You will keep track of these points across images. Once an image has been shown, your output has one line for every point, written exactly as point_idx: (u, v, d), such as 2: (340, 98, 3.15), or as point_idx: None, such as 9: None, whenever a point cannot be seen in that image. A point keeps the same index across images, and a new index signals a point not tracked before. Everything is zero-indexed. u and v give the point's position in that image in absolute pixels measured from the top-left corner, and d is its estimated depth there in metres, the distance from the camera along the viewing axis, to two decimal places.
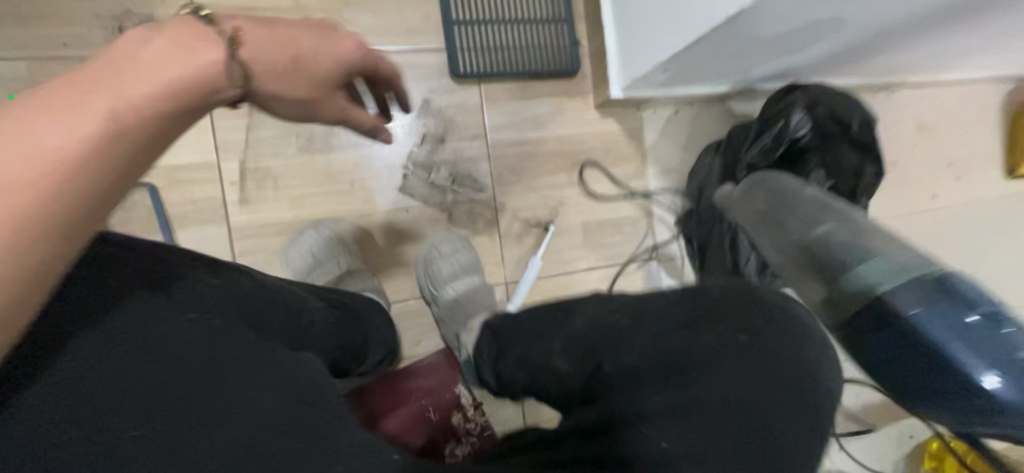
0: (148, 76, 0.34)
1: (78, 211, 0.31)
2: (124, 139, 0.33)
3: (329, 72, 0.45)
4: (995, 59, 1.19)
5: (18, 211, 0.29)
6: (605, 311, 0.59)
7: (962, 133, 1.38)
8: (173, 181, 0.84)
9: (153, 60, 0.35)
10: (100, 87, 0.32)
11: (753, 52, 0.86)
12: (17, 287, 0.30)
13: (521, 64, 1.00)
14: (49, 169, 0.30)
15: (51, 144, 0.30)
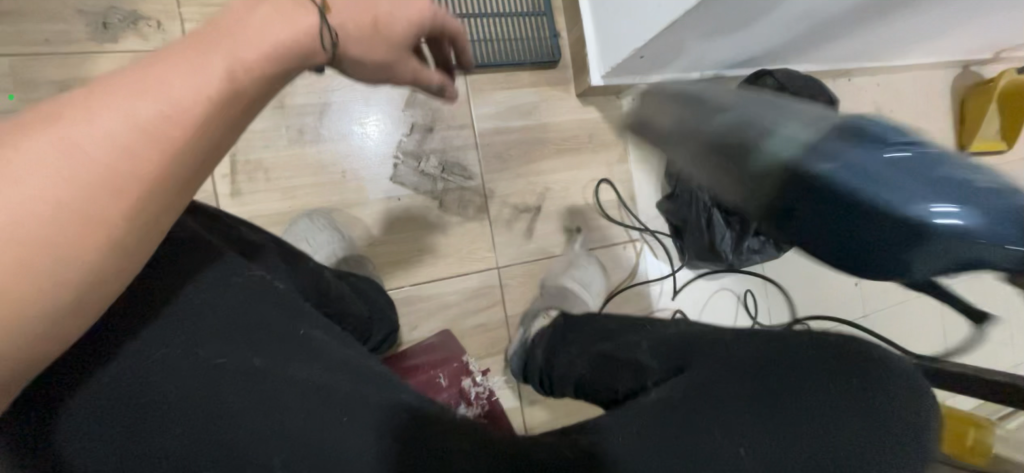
0: (252, 35, 0.34)
1: (186, 164, 0.32)
2: (232, 96, 0.33)
3: (402, 37, 0.45)
4: (940, 45, 1.29)
5: (140, 159, 0.29)
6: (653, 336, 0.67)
7: (916, 116, 1.48)
8: None
9: (256, 23, 0.35)
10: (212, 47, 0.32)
11: (723, 38, 0.91)
12: (129, 227, 0.30)
13: (504, 55, 1.03)
14: (166, 119, 0.30)
15: (176, 95, 0.30)
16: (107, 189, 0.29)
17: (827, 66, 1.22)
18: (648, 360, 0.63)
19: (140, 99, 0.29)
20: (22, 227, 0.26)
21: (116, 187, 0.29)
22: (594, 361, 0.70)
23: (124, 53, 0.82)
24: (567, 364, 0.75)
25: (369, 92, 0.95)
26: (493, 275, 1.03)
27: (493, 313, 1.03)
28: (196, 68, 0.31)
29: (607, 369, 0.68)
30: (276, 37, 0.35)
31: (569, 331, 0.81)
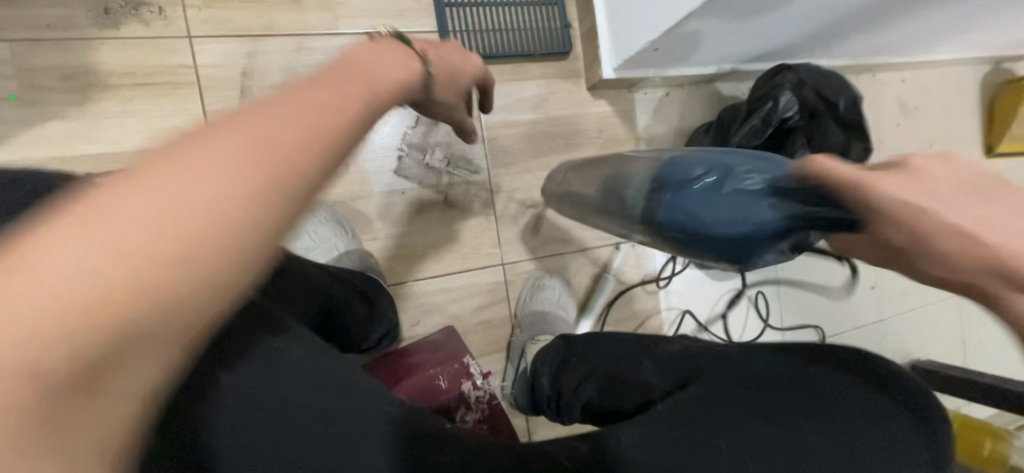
0: (380, 67, 0.38)
1: (325, 155, 0.30)
2: (368, 109, 0.34)
3: (467, 79, 0.57)
4: (972, 40, 1.23)
5: (289, 146, 0.28)
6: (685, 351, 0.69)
7: (943, 114, 1.42)
8: None
9: (384, 57, 0.39)
10: (354, 72, 0.35)
11: (743, 30, 0.87)
12: (265, 221, 0.27)
13: (514, 45, 1.00)
14: (324, 118, 0.30)
15: (330, 102, 0.31)
16: (251, 182, 0.26)
17: (850, 61, 1.17)
18: (655, 379, 0.66)
19: (302, 104, 0.30)
20: (162, 214, 0.25)
21: (259, 180, 0.27)
22: (602, 383, 0.71)
23: (126, 38, 0.80)
24: (573, 389, 0.75)
25: None
26: (497, 272, 1.01)
27: (497, 310, 1.01)
28: (340, 92, 0.33)
29: (623, 385, 0.68)
30: (396, 73, 0.39)
31: (577, 353, 0.80)
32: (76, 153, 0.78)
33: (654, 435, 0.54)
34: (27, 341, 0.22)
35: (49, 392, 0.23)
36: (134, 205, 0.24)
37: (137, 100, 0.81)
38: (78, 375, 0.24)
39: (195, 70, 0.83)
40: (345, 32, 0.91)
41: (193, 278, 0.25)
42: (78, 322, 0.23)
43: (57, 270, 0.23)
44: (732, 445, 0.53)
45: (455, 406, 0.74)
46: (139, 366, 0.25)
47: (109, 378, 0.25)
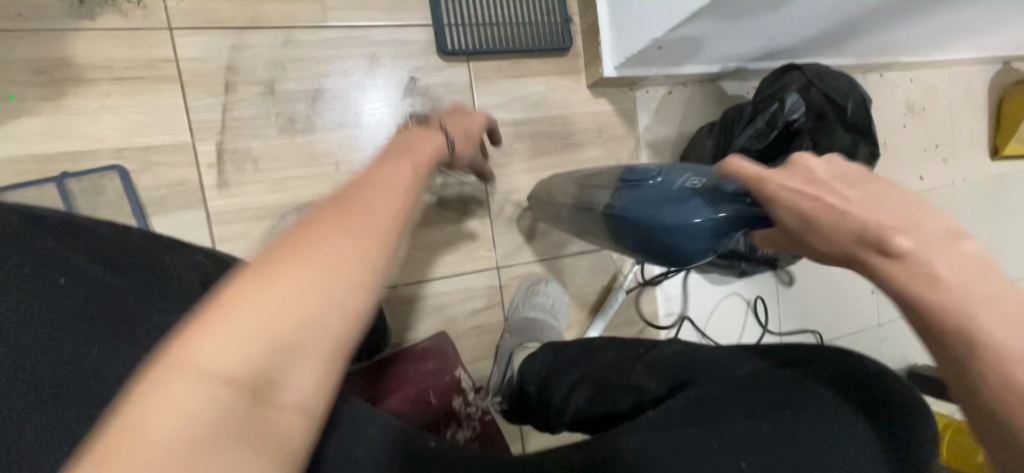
0: (430, 137, 0.50)
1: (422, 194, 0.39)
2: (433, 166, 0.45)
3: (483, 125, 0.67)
4: (984, 41, 1.19)
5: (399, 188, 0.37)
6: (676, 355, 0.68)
7: (950, 116, 1.39)
8: (145, 164, 0.79)
9: (426, 131, 0.52)
10: (415, 143, 0.47)
11: (750, 28, 0.83)
12: (397, 238, 0.34)
13: (513, 40, 0.96)
14: (413, 171, 0.40)
15: (411, 160, 0.42)
16: (387, 213, 0.34)
17: (858, 61, 1.14)
18: (646, 382, 0.66)
19: (395, 162, 0.40)
20: (332, 237, 0.31)
21: (390, 214, 0.34)
22: (594, 389, 0.71)
23: (102, 30, 0.76)
24: (564, 396, 0.73)
25: (366, 78, 0.89)
26: (492, 275, 0.99)
27: (491, 314, 1.00)
28: (414, 153, 0.44)
29: (611, 388, 0.69)
30: (441, 140, 0.52)
31: (567, 360, 0.78)
32: (51, 151, 0.75)
33: (649, 441, 0.51)
34: (228, 373, 0.26)
35: (237, 419, 0.25)
36: (312, 236, 0.31)
37: (115, 96, 0.77)
38: (262, 390, 0.27)
39: (177, 64, 0.79)
40: (334, 26, 0.87)
41: (358, 302, 0.30)
42: (274, 333, 0.27)
43: (245, 309, 0.27)
44: (728, 450, 0.49)
45: (444, 422, 0.72)
46: (313, 375, 0.28)
47: (282, 399, 0.27)
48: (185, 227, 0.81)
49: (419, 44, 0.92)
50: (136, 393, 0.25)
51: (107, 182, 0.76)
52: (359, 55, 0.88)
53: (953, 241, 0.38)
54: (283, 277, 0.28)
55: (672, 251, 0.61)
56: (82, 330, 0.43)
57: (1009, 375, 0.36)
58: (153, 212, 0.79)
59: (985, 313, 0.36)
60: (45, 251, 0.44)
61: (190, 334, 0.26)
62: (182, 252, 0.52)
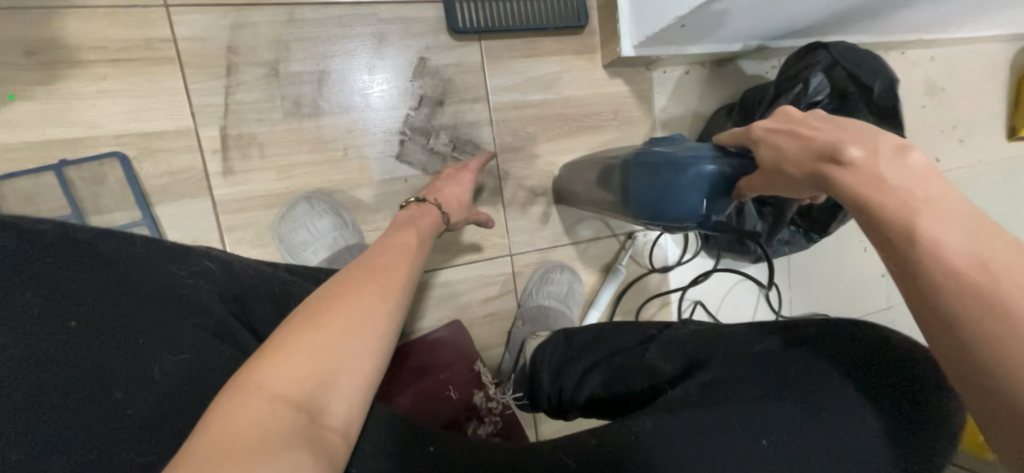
0: (419, 221, 0.68)
1: (410, 272, 0.56)
2: (420, 248, 0.62)
3: (466, 185, 0.81)
4: (1013, 16, 1.14)
5: (396, 270, 0.54)
6: (695, 337, 0.63)
7: (970, 95, 1.35)
8: (147, 150, 0.76)
9: (416, 215, 0.70)
10: (405, 228, 0.65)
11: (777, 5, 0.79)
12: (394, 304, 0.50)
13: (526, 17, 0.90)
14: (403, 256, 0.58)
15: (400, 245, 0.60)
16: (384, 288, 0.50)
17: (883, 38, 1.09)
18: (661, 363, 0.62)
19: (390, 251, 0.58)
20: (351, 305, 0.47)
21: (388, 288, 0.51)
22: (607, 374, 0.68)
23: (94, 8, 0.72)
24: (576, 382, 0.71)
25: (374, 59, 0.85)
26: (505, 263, 0.98)
27: (505, 301, 0.99)
28: (405, 240, 0.61)
29: (625, 370, 0.66)
30: (433, 220, 0.70)
31: (578, 342, 0.77)
32: (47, 138, 0.71)
33: (665, 422, 0.46)
34: (289, 394, 0.40)
35: (291, 429, 0.39)
36: (338, 305, 0.47)
37: (111, 79, 0.73)
38: (308, 411, 0.40)
39: (174, 44, 0.75)
40: (338, 2, 0.82)
41: (367, 351, 0.45)
42: (316, 369, 0.42)
43: (299, 353, 0.42)
44: (750, 428, 0.45)
45: (466, 418, 0.69)
46: (342, 400, 0.42)
47: (323, 416, 0.41)
48: (191, 216, 0.78)
49: (428, 22, 0.87)
50: (226, 407, 0.39)
51: (109, 170, 0.73)
52: (365, 34, 0.84)
53: (902, 153, 0.39)
54: (323, 333, 0.44)
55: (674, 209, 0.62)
56: (94, 372, 0.38)
57: (950, 264, 0.35)
58: (157, 201, 0.76)
59: (929, 209, 0.36)
60: (45, 282, 0.40)
61: (261, 372, 0.41)
62: (186, 260, 0.50)
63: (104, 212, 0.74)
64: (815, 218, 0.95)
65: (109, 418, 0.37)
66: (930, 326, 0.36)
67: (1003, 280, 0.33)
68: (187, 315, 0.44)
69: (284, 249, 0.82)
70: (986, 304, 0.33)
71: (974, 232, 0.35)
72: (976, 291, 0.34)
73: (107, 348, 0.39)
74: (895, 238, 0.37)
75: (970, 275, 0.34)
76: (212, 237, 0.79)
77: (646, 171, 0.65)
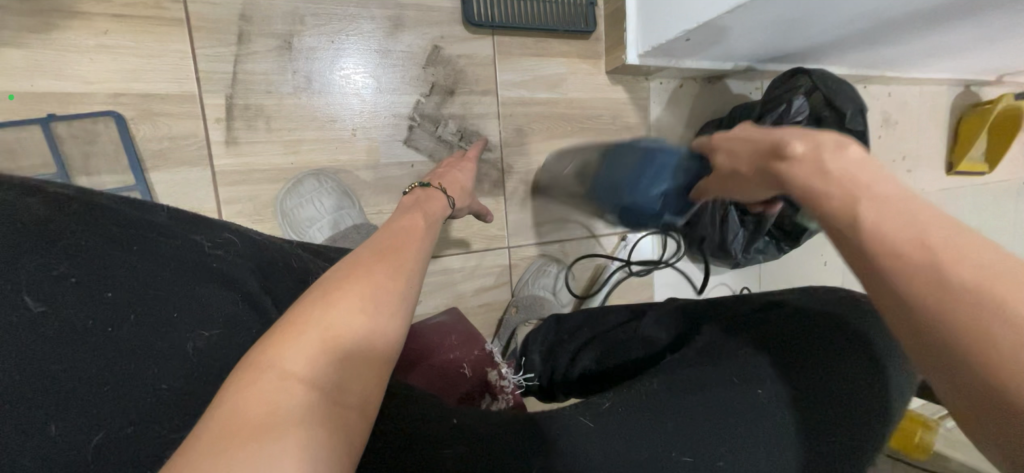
0: (430, 206, 0.65)
1: (424, 247, 0.50)
2: (431, 227, 0.57)
3: (467, 175, 0.80)
4: (959, 64, 1.28)
5: (413, 244, 0.49)
6: (693, 308, 0.66)
7: (918, 130, 1.50)
8: (145, 113, 0.73)
9: (425, 199, 0.66)
10: (413, 210, 0.60)
11: (774, 29, 0.85)
12: (414, 278, 0.44)
13: (539, 17, 0.93)
14: (416, 232, 0.52)
15: (410, 224, 0.55)
16: (403, 261, 0.45)
17: (853, 71, 1.20)
18: (657, 332, 0.66)
19: (401, 228, 0.52)
20: (371, 277, 0.41)
21: (406, 260, 0.45)
22: (601, 348, 0.69)
23: None
24: (569, 360, 0.72)
25: (388, 42, 0.85)
26: (503, 254, 1.00)
27: (500, 292, 1.00)
28: (416, 220, 0.57)
29: (621, 342, 0.68)
30: (443, 209, 0.67)
31: (571, 330, 0.78)
32: (37, 90, 0.68)
33: (675, 379, 0.47)
34: (303, 372, 0.34)
35: (308, 410, 0.32)
36: (355, 277, 0.41)
37: (113, 35, 0.70)
38: (326, 391, 0.34)
39: (185, 6, 0.73)
40: None
41: (390, 326, 0.39)
42: (334, 345, 0.36)
43: (313, 327, 0.36)
44: (747, 379, 0.47)
45: (480, 394, 0.70)
46: (361, 381, 0.36)
47: (339, 397, 0.34)
48: (189, 185, 0.76)
49: (444, 12, 0.89)
50: (233, 392, 0.32)
51: (102, 129, 0.71)
52: (381, 17, 0.84)
53: (842, 146, 0.37)
54: (339, 305, 0.37)
55: (645, 190, 0.77)
56: (127, 348, 0.37)
57: (890, 244, 0.30)
58: (152, 166, 0.74)
59: (866, 197, 0.33)
60: (78, 251, 0.38)
61: (272, 349, 0.34)
62: (208, 232, 0.48)
63: (95, 173, 0.71)
64: (789, 230, 1.03)
65: (145, 393, 0.36)
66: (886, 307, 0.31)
67: (945, 255, 0.28)
68: (218, 289, 0.42)
69: (285, 224, 0.81)
70: (926, 274, 0.28)
71: (912, 212, 0.31)
72: (917, 268, 0.29)
73: (140, 320, 0.38)
74: (839, 232, 0.33)
75: (906, 252, 0.29)
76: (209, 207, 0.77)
77: (628, 153, 0.79)
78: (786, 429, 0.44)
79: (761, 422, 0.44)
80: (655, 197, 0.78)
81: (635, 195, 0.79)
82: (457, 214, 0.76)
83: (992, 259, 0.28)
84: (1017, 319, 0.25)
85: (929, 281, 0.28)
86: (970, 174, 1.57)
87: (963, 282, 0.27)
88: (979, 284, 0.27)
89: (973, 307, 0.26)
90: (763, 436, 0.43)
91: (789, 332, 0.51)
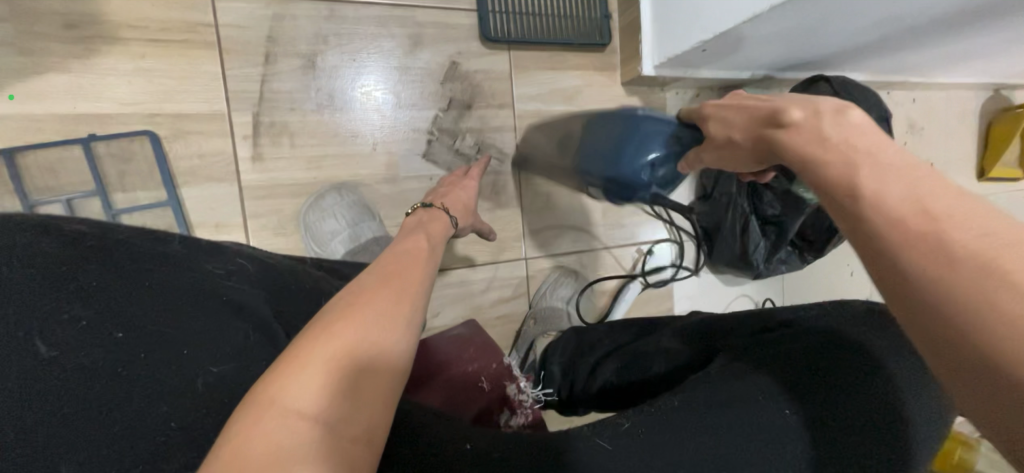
0: (438, 222, 0.65)
1: (429, 266, 0.49)
2: (437, 245, 0.57)
3: (471, 191, 0.78)
4: (987, 68, 1.25)
5: (419, 264, 0.48)
6: (708, 321, 0.66)
7: (946, 136, 1.45)
8: (177, 132, 0.76)
9: (432, 214, 0.67)
10: (417, 229, 0.60)
11: (790, 38, 0.85)
12: (420, 299, 0.43)
13: (554, 31, 0.95)
14: (422, 251, 0.51)
15: (416, 242, 0.54)
16: (407, 283, 0.44)
17: (875, 77, 1.18)
18: (674, 345, 0.65)
19: (405, 246, 0.52)
20: (375, 302, 0.40)
21: (410, 281, 0.44)
22: (620, 361, 0.68)
23: None
24: (589, 372, 0.71)
25: (407, 60, 0.87)
26: (520, 266, 0.99)
27: (518, 304, 1.00)
28: (421, 237, 0.56)
29: (640, 356, 0.67)
30: (450, 221, 0.67)
31: (587, 346, 0.76)
32: (78, 111, 0.72)
33: (696, 398, 0.45)
34: (307, 408, 0.33)
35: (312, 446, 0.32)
36: (359, 303, 0.39)
37: (150, 59, 0.74)
38: (330, 424, 0.33)
39: (216, 30, 0.77)
40: (376, 2, 0.85)
41: (395, 353, 0.38)
42: (339, 376, 0.35)
43: (315, 361, 0.35)
44: (771, 397, 0.45)
45: (499, 409, 0.69)
46: (366, 413, 0.35)
47: (345, 431, 0.34)
48: (216, 200, 0.79)
49: (462, 29, 0.91)
50: (238, 430, 0.32)
51: (138, 148, 0.74)
52: (401, 35, 0.87)
53: (842, 111, 0.37)
54: (341, 334, 0.36)
55: (627, 160, 0.66)
56: (140, 386, 0.38)
57: (887, 212, 0.29)
58: (183, 183, 0.77)
59: (869, 165, 0.32)
60: (88, 293, 0.39)
61: (276, 381, 0.34)
62: (220, 259, 0.49)
63: (130, 189, 0.74)
64: (813, 240, 1.01)
65: (153, 432, 0.37)
66: (893, 289, 0.29)
67: (947, 222, 0.27)
68: (230, 321, 0.43)
69: (308, 237, 0.83)
70: (936, 253, 0.27)
71: (916, 179, 0.30)
72: (916, 238, 0.28)
73: (148, 359, 0.39)
74: (841, 205, 0.32)
75: (911, 223, 0.28)
76: (236, 221, 0.79)
77: (614, 123, 0.70)
78: (804, 449, 0.43)
79: (780, 440, 0.43)
80: (641, 170, 0.66)
81: (615, 166, 0.68)
82: (459, 232, 0.74)
83: (998, 228, 0.27)
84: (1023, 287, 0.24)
85: (940, 255, 0.27)
86: (1002, 180, 1.51)
87: (966, 252, 0.26)
88: (990, 257, 0.25)
89: (984, 280, 0.25)
90: (778, 457, 0.42)
91: (809, 345, 0.49)
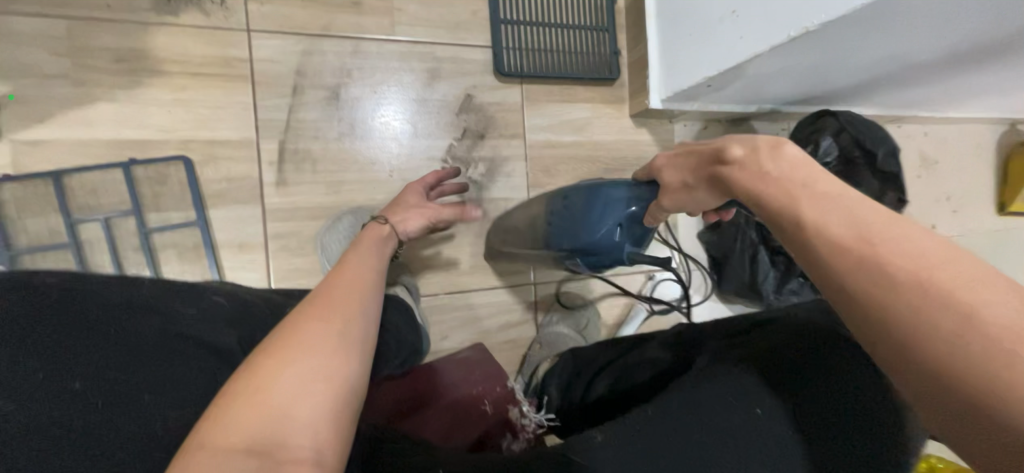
0: (381, 239, 0.66)
1: (368, 284, 0.51)
2: (378, 262, 0.59)
3: (414, 191, 0.78)
4: (999, 103, 1.25)
5: (356, 285, 0.50)
6: (694, 327, 0.67)
7: (962, 169, 1.44)
8: (209, 157, 0.82)
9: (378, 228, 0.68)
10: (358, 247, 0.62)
11: (800, 74, 0.87)
12: (359, 317, 0.45)
13: (565, 67, 1.00)
14: (360, 270, 0.53)
15: (355, 262, 0.56)
16: (341, 305, 0.45)
17: (884, 111, 1.19)
18: (661, 353, 0.64)
19: (343, 268, 0.53)
20: (308, 329, 0.41)
21: (345, 303, 0.46)
22: (614, 375, 0.66)
23: (186, 27, 0.80)
24: (585, 387, 0.70)
25: (424, 92, 0.92)
26: (528, 291, 1.01)
27: (525, 329, 1.01)
28: (361, 256, 0.58)
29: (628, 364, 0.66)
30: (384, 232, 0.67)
31: (582, 363, 0.75)
32: (121, 137, 0.78)
33: (668, 403, 0.44)
34: (243, 441, 0.34)
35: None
36: (291, 333, 0.41)
37: (189, 90, 0.80)
38: (270, 450, 0.34)
39: (250, 65, 0.83)
40: (398, 39, 0.91)
41: (335, 370, 0.39)
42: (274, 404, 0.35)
43: (247, 397, 0.36)
44: (743, 396, 0.44)
45: (500, 433, 0.70)
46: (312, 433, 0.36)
47: (287, 455, 0.34)
48: (240, 221, 0.83)
49: (476, 64, 0.96)
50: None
51: (173, 172, 0.80)
52: (419, 70, 0.92)
53: (778, 145, 0.41)
54: (275, 368, 0.37)
55: (597, 229, 0.61)
56: (98, 433, 0.39)
57: (832, 236, 0.35)
58: (212, 205, 0.82)
59: (806, 197, 0.37)
60: (45, 346, 0.40)
61: (209, 421, 0.35)
62: (195, 296, 0.53)
63: (163, 210, 0.79)
64: None
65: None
66: (854, 307, 0.34)
67: (881, 242, 0.33)
68: (191, 359, 0.46)
69: (324, 258, 0.86)
70: (870, 268, 0.33)
71: (850, 209, 0.35)
72: (861, 259, 0.33)
73: (110, 405, 0.40)
74: (793, 235, 0.37)
75: (852, 246, 0.34)
76: (258, 241, 0.83)
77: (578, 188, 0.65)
78: (788, 444, 0.42)
79: (760, 439, 0.42)
80: (614, 236, 0.61)
81: (590, 239, 0.62)
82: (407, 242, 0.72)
83: (925, 245, 0.32)
84: (951, 293, 0.30)
85: (877, 271, 0.32)
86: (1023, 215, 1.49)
87: (902, 271, 0.32)
88: (924, 272, 0.31)
89: (917, 291, 0.31)
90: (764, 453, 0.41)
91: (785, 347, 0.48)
